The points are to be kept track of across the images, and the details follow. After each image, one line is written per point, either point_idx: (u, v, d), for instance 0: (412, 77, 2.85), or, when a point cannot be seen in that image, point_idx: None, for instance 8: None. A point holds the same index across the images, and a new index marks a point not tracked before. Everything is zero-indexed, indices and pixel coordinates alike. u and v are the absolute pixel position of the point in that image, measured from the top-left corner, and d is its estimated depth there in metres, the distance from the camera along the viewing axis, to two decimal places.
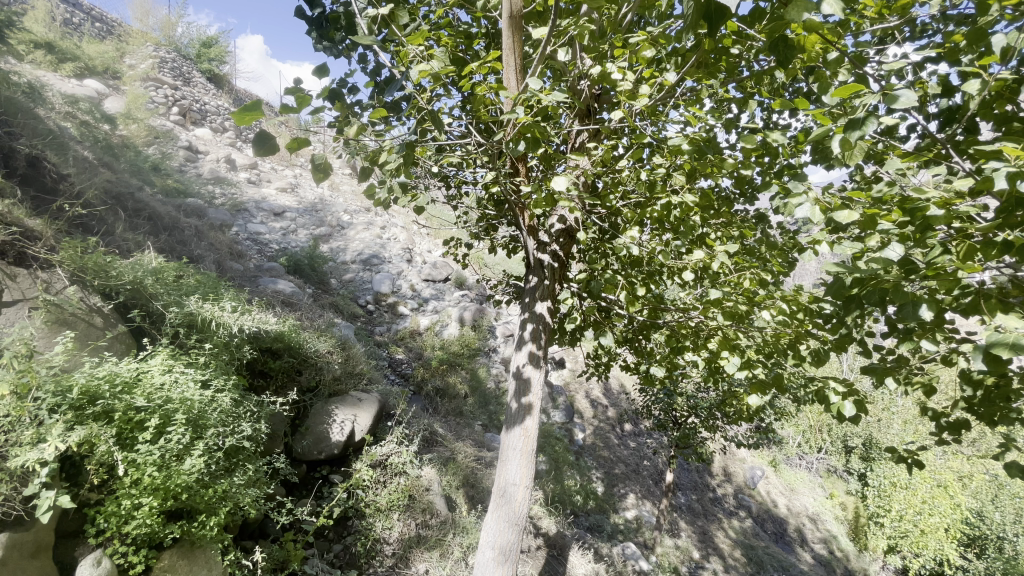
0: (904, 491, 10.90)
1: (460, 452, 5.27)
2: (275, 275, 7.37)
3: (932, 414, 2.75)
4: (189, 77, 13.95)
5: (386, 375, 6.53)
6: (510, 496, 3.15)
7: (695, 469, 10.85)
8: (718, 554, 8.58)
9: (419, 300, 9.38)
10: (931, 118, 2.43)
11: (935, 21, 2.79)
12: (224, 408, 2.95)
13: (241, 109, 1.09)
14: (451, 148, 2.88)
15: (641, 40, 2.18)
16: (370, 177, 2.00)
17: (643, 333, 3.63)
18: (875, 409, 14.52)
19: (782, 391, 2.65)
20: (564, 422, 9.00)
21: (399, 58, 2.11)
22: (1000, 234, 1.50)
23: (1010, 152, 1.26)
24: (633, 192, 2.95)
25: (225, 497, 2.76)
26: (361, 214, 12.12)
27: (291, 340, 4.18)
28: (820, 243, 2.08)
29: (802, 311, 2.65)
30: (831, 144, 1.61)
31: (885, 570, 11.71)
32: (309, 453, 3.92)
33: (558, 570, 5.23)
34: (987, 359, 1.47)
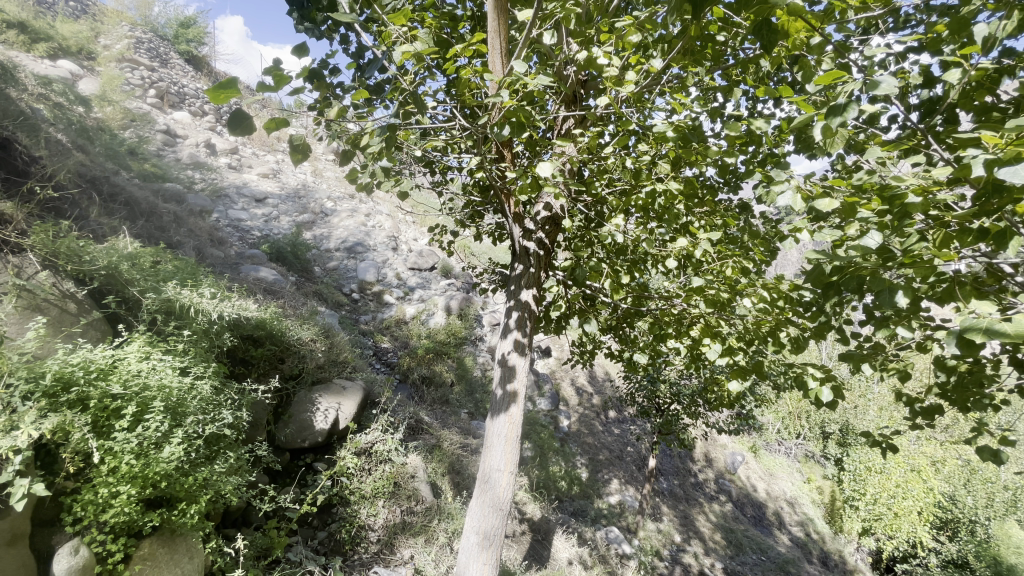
0: (879, 475, 11.27)
1: (445, 439, 5.28)
2: (257, 262, 7.26)
3: (907, 399, 2.83)
4: (166, 58, 13.54)
5: (370, 363, 6.49)
6: (494, 482, 3.18)
7: (677, 455, 11.04)
8: (698, 537, 8.79)
9: (404, 289, 9.33)
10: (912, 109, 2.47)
11: (918, 13, 2.82)
12: (203, 396, 2.91)
13: (215, 86, 1.06)
14: (435, 133, 2.85)
15: (628, 25, 2.16)
16: (350, 161, 1.97)
17: (627, 321, 3.66)
18: (852, 396, 14.88)
19: (762, 377, 2.71)
20: (550, 410, 9.08)
21: (382, 38, 2.07)
22: (976, 222, 1.52)
23: (987, 139, 1.28)
24: (619, 180, 2.95)
25: (205, 485, 2.73)
26: (345, 201, 11.97)
27: (273, 328, 4.13)
28: (801, 231, 2.10)
29: (783, 299, 2.69)
30: (813, 130, 1.61)
31: (859, 551, 12.11)
32: (293, 441, 3.90)
33: (542, 554, 5.31)
34: (960, 343, 1.50)
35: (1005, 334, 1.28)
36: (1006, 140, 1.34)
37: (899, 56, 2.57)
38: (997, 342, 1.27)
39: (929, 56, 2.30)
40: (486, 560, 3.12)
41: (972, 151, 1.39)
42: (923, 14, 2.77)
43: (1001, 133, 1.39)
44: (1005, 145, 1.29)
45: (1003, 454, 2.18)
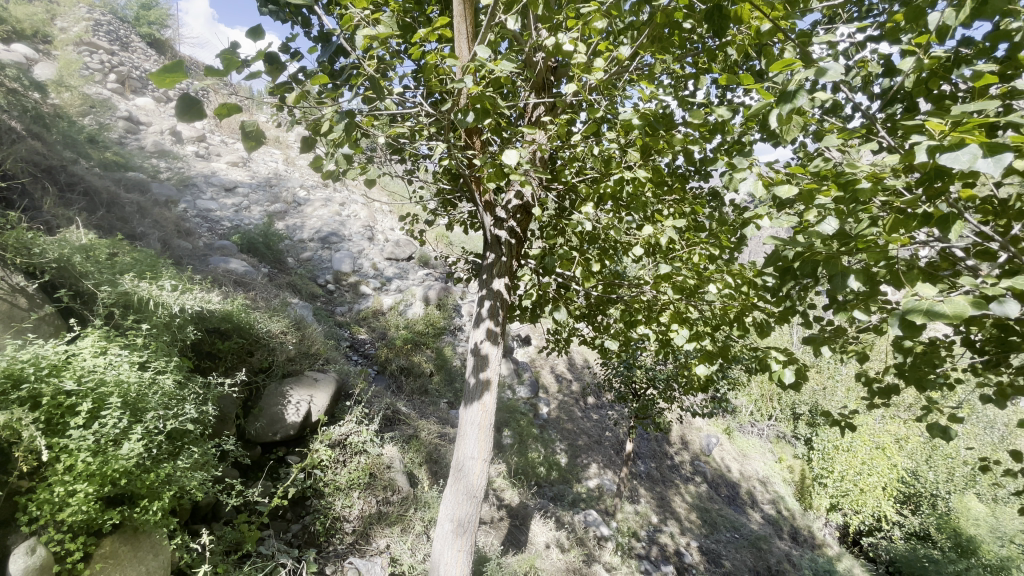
0: (846, 453, 11.73)
1: (423, 429, 5.27)
2: (226, 253, 7.08)
3: (866, 380, 2.94)
4: (127, 42, 12.98)
5: (346, 354, 6.42)
6: (468, 470, 3.19)
7: (653, 439, 11.29)
8: (674, 518, 9.02)
9: (381, 279, 9.24)
10: (874, 98, 2.55)
11: (880, 1, 2.87)
12: (165, 390, 2.84)
13: (154, 72, 1.00)
14: (402, 119, 2.79)
15: (593, 11, 2.14)
16: (312, 148, 1.93)
17: (600, 308, 3.69)
18: (821, 377, 15.37)
19: (728, 360, 2.79)
20: (529, 398, 9.15)
21: (342, 21, 2.02)
22: (921, 207, 1.57)
23: (933, 126, 1.31)
24: (589, 168, 2.97)
25: (169, 481, 2.68)
26: (319, 190, 11.73)
27: (240, 320, 4.05)
28: (762, 218, 2.14)
29: (747, 285, 2.76)
30: (769, 118, 1.65)
31: (827, 526, 12.60)
32: (263, 435, 3.84)
33: (520, 539, 5.38)
34: (905, 325, 1.54)
35: (945, 315, 1.32)
36: (950, 126, 1.37)
37: (859, 45, 2.63)
38: (938, 323, 1.31)
39: (888, 44, 2.35)
40: (460, 547, 3.15)
41: (918, 136, 1.43)
42: (886, 2, 2.82)
43: (946, 120, 1.43)
44: (950, 131, 1.32)
45: (952, 429, 2.28)
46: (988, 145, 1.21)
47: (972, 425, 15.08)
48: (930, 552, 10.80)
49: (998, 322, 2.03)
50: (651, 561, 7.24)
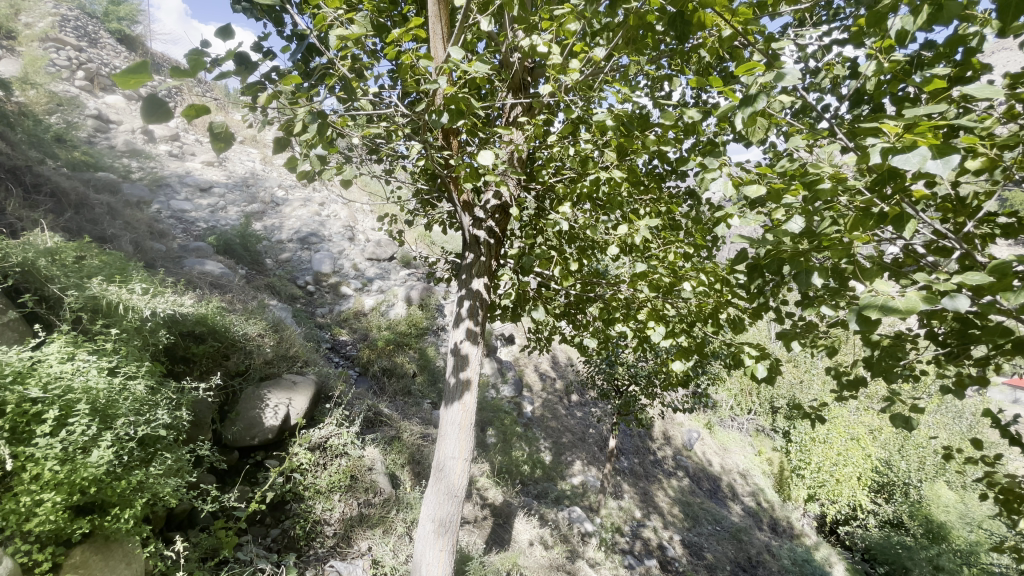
0: (822, 445, 12.07)
1: (405, 431, 5.24)
2: (202, 255, 6.94)
3: (836, 373, 3.03)
4: (96, 38, 12.61)
5: (327, 356, 6.36)
6: (448, 470, 3.20)
7: (636, 434, 11.43)
8: (657, 512, 9.14)
9: (363, 280, 9.16)
10: (841, 100, 2.63)
11: (846, 4, 2.95)
12: (136, 396, 2.78)
13: (120, 71, 0.97)
14: (379, 119, 2.78)
15: (567, 12, 2.17)
16: (285, 149, 1.91)
17: (579, 307, 3.73)
18: (798, 371, 15.73)
19: (703, 356, 2.86)
20: (513, 396, 9.18)
21: (314, 21, 2.02)
22: (879, 206, 1.63)
23: (887, 128, 1.36)
24: (566, 168, 3.00)
25: (141, 488, 2.63)
26: (298, 190, 11.56)
27: (215, 323, 4.00)
28: (732, 217, 2.19)
29: (721, 282, 2.82)
30: (735, 120, 1.71)
31: (805, 516, 12.90)
32: (241, 439, 3.79)
33: (504, 537, 5.40)
34: (861, 320, 1.59)
35: (897, 311, 1.38)
36: (903, 128, 1.43)
37: (826, 47, 2.70)
38: (890, 318, 1.36)
39: (853, 48, 2.42)
40: (442, 547, 3.16)
41: (872, 138, 1.50)
42: (852, 4, 2.90)
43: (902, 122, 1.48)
44: (902, 134, 1.38)
45: (915, 419, 2.37)
46: (937, 146, 1.27)
47: (942, 415, 15.57)
48: (903, 539, 11.15)
49: (957, 316, 2.11)
50: (635, 555, 7.33)
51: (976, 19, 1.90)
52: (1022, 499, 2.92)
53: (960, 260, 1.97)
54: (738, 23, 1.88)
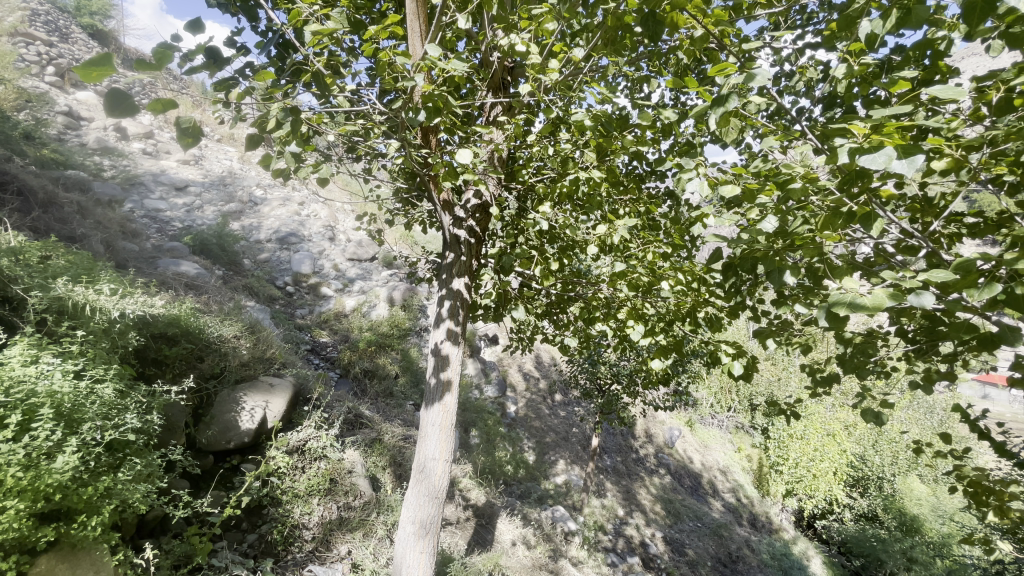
0: (799, 441, 12.35)
1: (387, 432, 5.19)
2: (177, 255, 6.78)
3: (810, 370, 3.09)
4: (67, 33, 12.25)
5: (307, 357, 6.27)
6: (430, 471, 3.18)
7: (619, 433, 11.53)
8: (640, 510, 9.21)
9: (343, 280, 9.06)
10: (815, 103, 2.71)
11: (819, 9, 3.02)
12: (105, 400, 2.70)
13: (83, 62, 0.94)
14: (357, 118, 2.75)
15: (544, 12, 2.18)
16: (258, 146, 1.88)
17: (560, 306, 3.75)
18: (776, 369, 16.04)
19: (681, 354, 2.90)
20: (497, 397, 9.16)
21: (289, 16, 1.99)
22: (847, 206, 1.66)
23: (854, 129, 1.39)
24: (545, 168, 3.03)
25: (109, 495, 2.56)
26: (277, 189, 11.37)
27: (189, 325, 3.93)
28: (708, 216, 2.22)
29: (698, 281, 2.85)
30: (709, 120, 1.73)
31: (783, 511, 13.14)
32: (216, 443, 3.71)
33: (486, 538, 5.39)
34: (830, 317, 1.63)
35: (865, 308, 1.41)
36: (869, 129, 1.47)
37: (799, 51, 2.75)
38: (858, 315, 1.40)
39: (824, 51, 2.47)
40: (423, 549, 3.14)
41: (840, 139, 1.53)
42: (824, 9, 2.97)
43: (867, 123, 1.52)
44: (869, 135, 1.41)
45: (885, 414, 2.43)
46: (902, 146, 1.31)
47: (913, 411, 16.06)
48: (878, 532, 11.44)
49: (925, 313, 2.18)
50: (618, 553, 7.39)
51: (942, 24, 1.96)
52: (987, 490, 3.02)
53: (925, 259, 2.03)
54: (708, 24, 1.92)
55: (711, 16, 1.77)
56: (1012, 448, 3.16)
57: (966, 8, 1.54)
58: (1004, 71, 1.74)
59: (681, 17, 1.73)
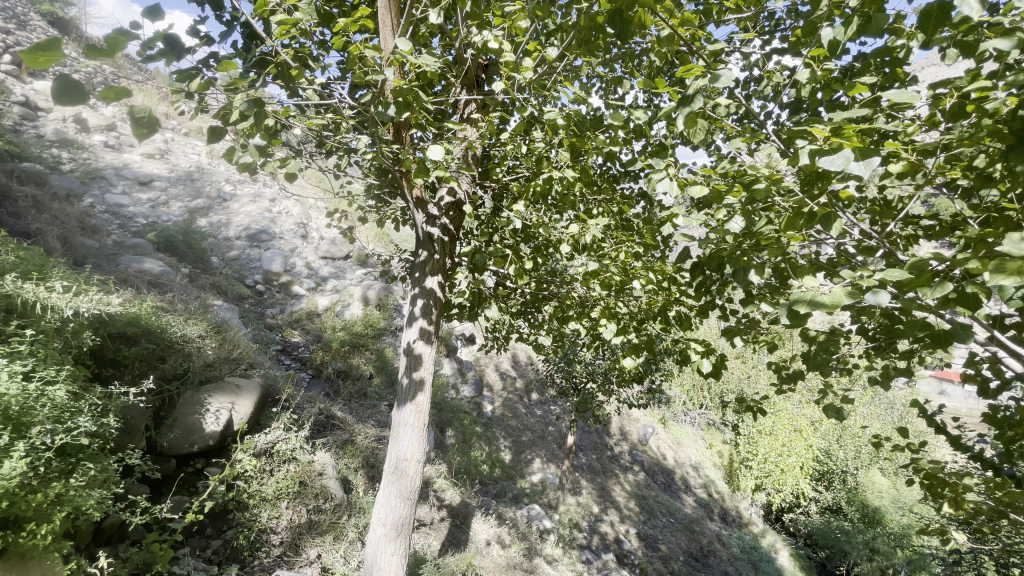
0: (768, 437, 12.90)
1: (359, 433, 5.10)
2: (140, 252, 6.54)
3: (777, 368, 3.17)
4: (24, 19, 11.68)
5: (277, 358, 6.12)
6: (402, 471, 3.14)
7: (594, 431, 11.64)
8: (614, 507, 9.31)
9: (316, 279, 8.90)
10: (783, 107, 2.77)
11: (787, 15, 3.10)
12: (56, 403, 2.58)
13: (29, 47, 0.88)
14: (327, 111, 2.69)
15: (518, 10, 2.19)
16: (220, 138, 1.83)
17: (535, 305, 3.75)
18: (745, 367, 16.46)
19: (653, 352, 2.94)
20: (473, 396, 9.12)
21: (256, 5, 1.94)
22: (808, 208, 1.72)
23: (814, 131, 1.43)
24: (520, 168, 3.04)
25: (60, 502, 2.45)
26: (247, 185, 11.06)
27: (149, 324, 3.80)
28: (676, 217, 2.24)
29: (669, 280, 2.90)
30: (676, 120, 1.76)
31: (753, 506, 13.47)
32: (179, 447, 3.59)
33: (461, 538, 5.36)
34: (791, 314, 1.68)
35: (824, 305, 1.45)
36: (828, 131, 1.52)
37: (767, 56, 2.81)
38: (817, 312, 1.44)
39: (790, 56, 2.52)
40: (394, 551, 3.10)
41: (801, 141, 1.58)
42: (791, 16, 3.04)
43: (826, 126, 1.57)
44: (828, 138, 1.46)
45: (845, 410, 2.51)
46: (859, 149, 1.35)
47: (874, 407, 16.71)
48: (842, 524, 11.83)
49: (883, 312, 2.26)
50: (593, 550, 7.44)
51: (901, 33, 2.04)
52: (941, 482, 3.16)
53: (882, 258, 2.11)
54: (675, 25, 1.95)
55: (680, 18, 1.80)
56: (964, 441, 3.31)
57: (923, 15, 1.61)
58: (957, 78, 1.82)
59: (649, 18, 1.75)
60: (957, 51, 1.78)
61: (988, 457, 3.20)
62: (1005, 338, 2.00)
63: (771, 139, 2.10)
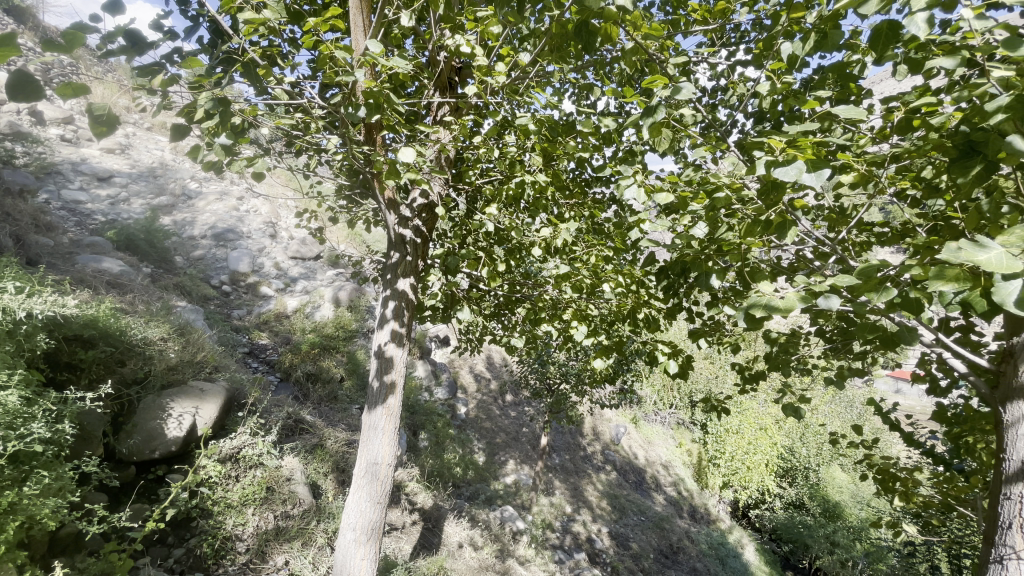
0: (735, 435, 13.31)
1: (329, 438, 5.02)
2: (98, 251, 6.28)
3: (741, 368, 3.28)
4: None
5: (244, 361, 5.96)
6: (373, 475, 3.11)
7: (567, 432, 11.76)
8: (587, 506, 9.40)
9: (285, 280, 8.72)
10: (748, 117, 2.86)
11: (751, 28, 3.20)
12: (9, 408, 2.46)
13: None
14: (297, 110, 2.67)
15: (490, 15, 2.21)
16: (185, 136, 1.79)
17: (507, 307, 3.78)
18: (714, 367, 16.88)
19: (621, 353, 3.00)
20: (447, 399, 9.07)
21: (222, 3, 1.90)
22: (765, 216, 1.81)
23: (770, 143, 1.50)
24: (493, 171, 3.06)
25: (13, 512, 2.34)
26: (214, 182, 10.74)
27: (107, 326, 3.66)
28: (644, 221, 2.29)
29: (637, 283, 2.97)
30: (642, 129, 1.82)
31: (721, 503, 13.80)
32: (138, 453, 3.47)
33: (433, 541, 5.33)
34: (749, 318, 1.76)
35: (778, 309, 1.52)
36: (784, 143, 1.60)
37: (732, 67, 2.91)
38: (773, 315, 1.51)
39: (753, 68, 2.61)
40: (364, 555, 3.07)
41: (760, 152, 1.66)
42: (756, 28, 3.15)
43: (783, 137, 1.64)
44: (783, 149, 1.53)
45: (803, 408, 2.62)
46: (811, 160, 1.43)
47: (834, 405, 17.36)
48: (804, 518, 12.25)
49: (839, 315, 2.36)
50: (565, 550, 7.50)
51: (857, 49, 2.14)
52: (894, 476, 3.31)
53: (837, 264, 2.21)
54: (641, 37, 2.02)
55: (645, 30, 1.86)
56: (916, 437, 3.48)
57: (875, 33, 1.70)
58: (906, 94, 1.92)
59: (615, 30, 1.81)
60: (906, 68, 1.89)
61: (938, 452, 3.37)
62: (948, 340, 2.14)
63: (733, 149, 2.19)
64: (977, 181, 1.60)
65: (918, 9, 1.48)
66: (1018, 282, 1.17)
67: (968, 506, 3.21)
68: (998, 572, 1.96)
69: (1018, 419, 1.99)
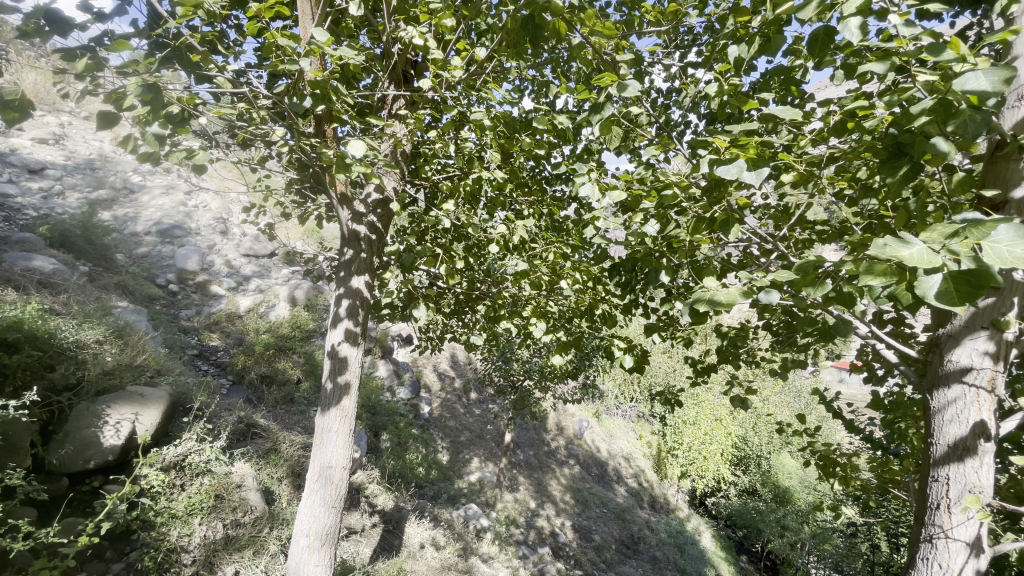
0: (692, 427, 13.73)
1: (284, 441, 4.86)
2: (28, 248, 5.84)
3: (694, 362, 3.37)
4: None
5: (193, 364, 5.70)
6: (327, 479, 3.03)
7: (531, 427, 11.85)
8: (551, 501, 9.50)
9: (238, 278, 8.37)
10: (701, 117, 2.95)
11: (704, 31, 3.29)
12: None
13: None
14: (242, 99, 2.55)
15: (443, 7, 2.17)
16: (113, 124, 1.67)
17: (467, 304, 3.75)
18: (672, 361, 17.38)
19: (579, 349, 3.04)
20: (410, 398, 8.92)
21: None
22: (711, 213, 1.87)
23: (713, 140, 1.54)
24: (449, 166, 3.03)
25: None
26: (158, 175, 10.19)
27: (33, 329, 3.40)
28: (598, 217, 2.31)
29: (594, 279, 3.01)
30: (590, 126, 1.85)
31: (679, 492, 14.23)
32: (69, 464, 3.26)
33: (393, 543, 5.26)
34: (693, 312, 1.80)
35: (720, 302, 1.55)
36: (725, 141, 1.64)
37: (684, 69, 2.99)
38: (714, 309, 1.54)
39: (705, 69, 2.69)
40: (318, 561, 2.98)
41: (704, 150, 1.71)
42: (707, 32, 3.24)
43: (725, 135, 1.69)
44: (725, 146, 1.58)
45: (749, 398, 2.72)
46: (751, 159, 1.47)
47: (784, 396, 18.22)
48: (757, 504, 12.73)
49: (783, 310, 2.45)
50: (528, 545, 7.55)
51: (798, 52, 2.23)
52: (835, 462, 3.49)
53: (779, 259, 2.31)
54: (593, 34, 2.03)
55: (597, 28, 1.87)
56: (856, 424, 3.67)
57: (813, 38, 1.76)
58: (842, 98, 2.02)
59: (563, 26, 1.81)
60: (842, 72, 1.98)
61: (876, 438, 3.57)
62: (881, 332, 2.26)
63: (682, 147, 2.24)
64: (904, 180, 1.69)
65: (851, 15, 1.54)
66: (938, 276, 1.25)
67: (900, 487, 3.42)
68: (928, 551, 2.08)
69: (943, 405, 2.12)
